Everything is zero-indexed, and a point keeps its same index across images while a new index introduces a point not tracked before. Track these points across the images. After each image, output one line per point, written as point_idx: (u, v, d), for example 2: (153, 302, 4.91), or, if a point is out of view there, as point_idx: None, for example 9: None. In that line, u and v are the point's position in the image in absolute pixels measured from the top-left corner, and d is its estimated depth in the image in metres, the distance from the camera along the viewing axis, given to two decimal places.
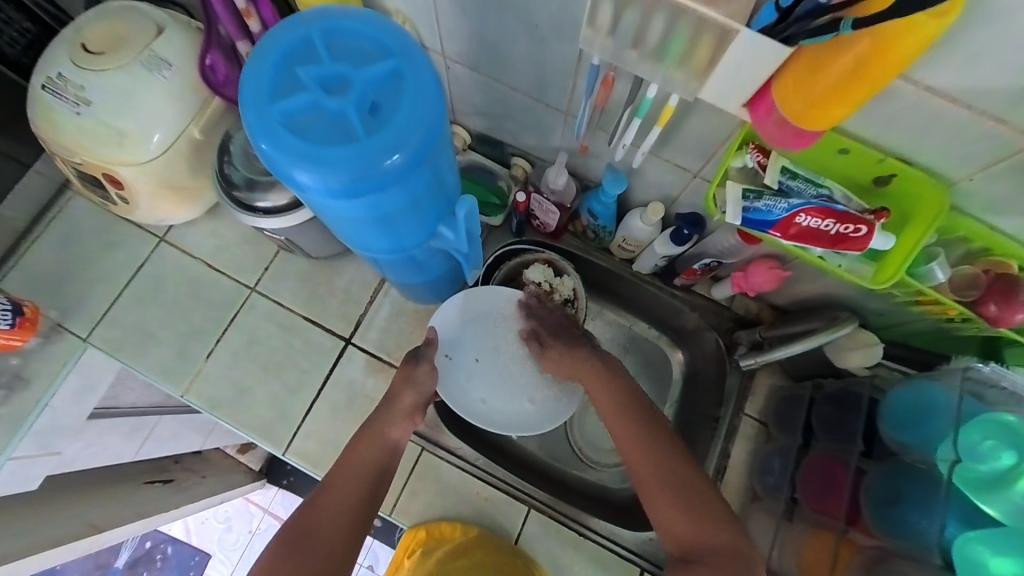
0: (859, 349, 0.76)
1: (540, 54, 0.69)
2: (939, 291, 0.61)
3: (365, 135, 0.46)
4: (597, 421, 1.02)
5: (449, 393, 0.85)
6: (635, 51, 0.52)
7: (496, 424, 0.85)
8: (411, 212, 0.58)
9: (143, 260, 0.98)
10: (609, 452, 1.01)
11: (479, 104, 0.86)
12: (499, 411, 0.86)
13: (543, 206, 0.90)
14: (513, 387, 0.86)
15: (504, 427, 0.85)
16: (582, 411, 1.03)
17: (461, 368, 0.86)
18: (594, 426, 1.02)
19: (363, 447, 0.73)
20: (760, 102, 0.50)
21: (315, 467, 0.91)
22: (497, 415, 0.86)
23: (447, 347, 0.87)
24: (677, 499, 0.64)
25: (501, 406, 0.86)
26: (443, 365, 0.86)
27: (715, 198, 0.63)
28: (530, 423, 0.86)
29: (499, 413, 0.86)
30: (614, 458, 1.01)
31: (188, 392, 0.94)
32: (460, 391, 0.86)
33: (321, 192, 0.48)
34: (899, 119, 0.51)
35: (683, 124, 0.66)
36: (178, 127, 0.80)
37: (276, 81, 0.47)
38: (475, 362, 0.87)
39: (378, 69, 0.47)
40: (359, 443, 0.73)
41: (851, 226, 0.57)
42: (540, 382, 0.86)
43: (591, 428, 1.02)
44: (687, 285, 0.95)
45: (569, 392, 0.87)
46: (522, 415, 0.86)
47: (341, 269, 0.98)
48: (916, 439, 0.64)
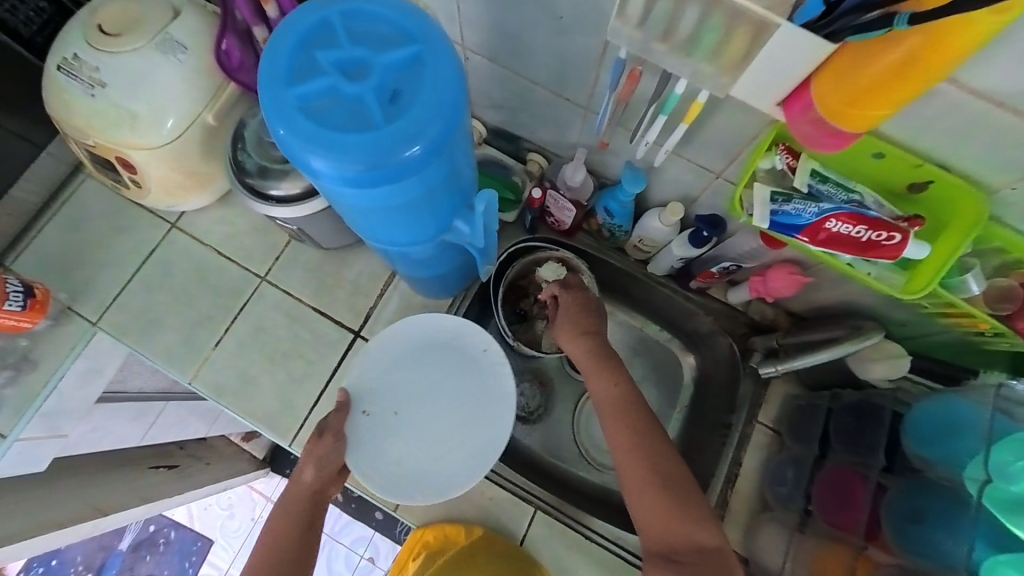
0: (885, 361, 0.74)
1: (562, 46, 0.67)
2: (972, 303, 0.59)
3: (383, 124, 0.44)
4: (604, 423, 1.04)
5: (365, 452, 0.80)
6: (663, 43, 0.49)
7: (415, 485, 0.81)
8: (425, 204, 0.56)
9: (154, 245, 0.97)
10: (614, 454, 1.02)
11: (496, 97, 0.84)
12: (417, 470, 0.81)
13: (558, 203, 0.88)
14: (437, 436, 0.82)
15: (424, 490, 0.81)
16: (589, 412, 1.05)
17: (379, 424, 0.82)
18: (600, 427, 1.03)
19: (289, 506, 0.73)
20: (796, 100, 0.48)
21: None
22: (416, 474, 0.81)
23: (362, 403, 0.82)
24: (658, 496, 0.67)
25: (421, 463, 0.81)
26: (357, 422, 0.81)
27: (741, 199, 0.61)
28: (453, 476, 0.81)
29: (420, 471, 0.81)
30: None
31: (195, 378, 0.93)
32: (379, 448, 0.81)
33: (335, 180, 0.47)
34: (942, 122, 0.49)
35: (708, 123, 0.64)
36: (191, 113, 0.79)
37: (292, 63, 0.45)
38: (394, 415, 0.82)
39: (399, 54, 0.45)
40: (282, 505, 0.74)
41: (884, 233, 0.54)
42: (462, 434, 0.82)
43: (598, 429, 1.04)
44: (702, 288, 0.93)
45: (488, 445, 0.82)
46: (444, 467, 0.81)
47: (351, 261, 0.97)
48: (942, 456, 0.62)
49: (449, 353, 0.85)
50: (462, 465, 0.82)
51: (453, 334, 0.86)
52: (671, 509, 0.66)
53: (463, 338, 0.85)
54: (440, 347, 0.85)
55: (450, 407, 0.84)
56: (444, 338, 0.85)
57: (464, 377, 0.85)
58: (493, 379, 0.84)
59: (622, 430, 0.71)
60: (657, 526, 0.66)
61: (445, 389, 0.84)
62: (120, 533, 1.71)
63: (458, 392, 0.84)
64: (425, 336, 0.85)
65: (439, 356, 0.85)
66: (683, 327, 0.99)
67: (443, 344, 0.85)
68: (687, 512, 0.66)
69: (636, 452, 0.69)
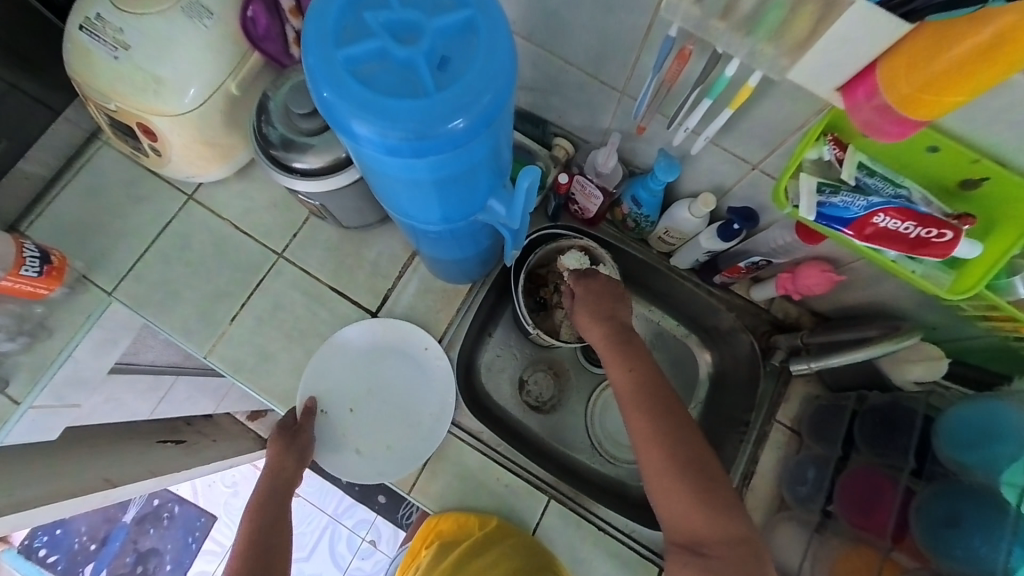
0: (921, 363, 0.72)
1: (605, 24, 0.65)
2: (1018, 307, 0.57)
3: (434, 92, 0.42)
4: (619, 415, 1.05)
5: (325, 448, 0.89)
6: (722, 21, 0.48)
7: (375, 469, 0.89)
8: (466, 179, 0.54)
9: (171, 216, 0.96)
10: (628, 448, 1.03)
11: (527, 78, 0.83)
12: (374, 458, 0.89)
13: (585, 188, 0.87)
14: (389, 427, 0.90)
15: (380, 476, 0.88)
16: (604, 405, 1.06)
17: (336, 421, 0.90)
18: (615, 420, 1.05)
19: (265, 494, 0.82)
20: (860, 84, 0.45)
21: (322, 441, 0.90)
22: (374, 463, 0.89)
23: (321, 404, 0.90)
24: (686, 491, 0.66)
25: (376, 452, 0.89)
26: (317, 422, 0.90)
27: (786, 189, 0.58)
28: (405, 460, 0.88)
29: (378, 457, 0.89)
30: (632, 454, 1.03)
31: (210, 353, 0.92)
32: (339, 441, 0.90)
33: (380, 149, 0.45)
34: (1010, 115, 0.47)
35: (752, 110, 0.62)
36: (216, 81, 0.77)
37: (339, 21, 0.43)
38: (349, 412, 0.91)
39: (451, 19, 0.43)
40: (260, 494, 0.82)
41: (934, 230, 0.52)
42: (413, 421, 0.90)
43: (612, 421, 1.05)
44: (725, 284, 0.92)
45: (434, 431, 0.89)
46: (397, 453, 0.89)
47: (371, 240, 0.96)
48: (976, 460, 0.61)
49: (398, 352, 0.93)
50: (413, 449, 0.89)
51: (397, 333, 0.92)
52: (698, 504, 0.65)
53: (410, 338, 0.92)
54: (388, 347, 0.92)
55: (402, 399, 0.91)
56: (391, 341, 0.92)
57: (411, 372, 0.92)
58: (439, 371, 0.91)
59: (644, 421, 0.70)
60: (683, 519, 0.66)
61: (395, 384, 0.92)
62: (125, 506, 1.72)
63: (408, 384, 0.92)
64: (375, 339, 0.92)
65: (389, 356, 0.92)
66: (703, 323, 0.98)
67: (392, 343, 0.92)
68: (716, 507, 0.65)
69: (659, 444, 0.68)
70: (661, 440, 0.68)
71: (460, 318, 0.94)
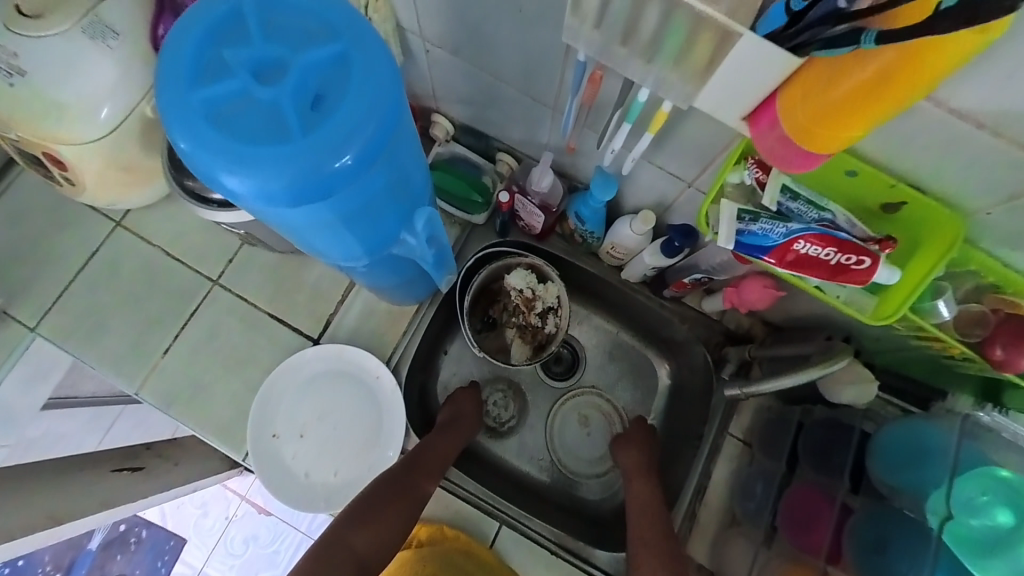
0: (853, 385, 0.70)
1: (526, 41, 0.62)
2: (942, 328, 0.56)
3: (302, 133, 0.39)
4: (578, 430, 0.98)
5: (271, 476, 0.85)
6: (624, 47, 0.45)
7: (321, 497, 0.85)
8: (367, 216, 0.51)
9: (98, 244, 0.91)
10: (591, 462, 0.97)
11: (462, 92, 0.80)
12: (320, 484, 0.86)
13: (527, 208, 0.85)
14: (339, 454, 0.87)
15: (326, 505, 0.84)
16: (563, 420, 0.98)
17: (286, 446, 0.86)
18: (575, 435, 0.98)
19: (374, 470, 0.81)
20: (764, 115, 0.43)
21: (268, 467, 0.85)
22: (320, 489, 0.85)
23: (272, 427, 0.87)
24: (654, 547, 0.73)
25: (324, 479, 0.86)
26: (266, 445, 0.86)
27: (707, 215, 0.57)
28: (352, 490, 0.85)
29: (325, 485, 0.86)
30: (596, 468, 0.97)
31: (143, 388, 0.88)
32: (286, 467, 0.86)
33: (253, 196, 0.41)
34: (919, 141, 0.45)
35: (677, 130, 0.60)
36: (128, 104, 0.74)
37: (198, 60, 0.40)
38: (304, 441, 0.87)
39: (320, 53, 0.40)
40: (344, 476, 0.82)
41: (853, 256, 0.51)
42: (362, 450, 0.87)
43: (573, 438, 0.98)
44: (676, 296, 0.91)
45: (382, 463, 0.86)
46: (344, 481, 0.86)
47: (311, 262, 0.92)
48: (909, 484, 0.59)
49: (352, 375, 0.89)
50: (359, 479, 0.85)
51: (351, 356, 0.88)
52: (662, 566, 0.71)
53: (365, 361, 0.88)
54: (344, 371, 0.89)
55: (352, 426, 0.88)
56: (345, 364, 0.89)
57: (363, 398, 0.88)
58: (391, 398, 0.88)
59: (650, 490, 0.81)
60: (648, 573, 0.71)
61: (347, 409, 0.88)
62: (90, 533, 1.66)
63: (361, 410, 0.88)
64: (330, 360, 0.89)
65: (343, 378, 0.89)
66: (658, 333, 0.96)
67: (350, 365, 0.89)
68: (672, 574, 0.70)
69: (648, 509, 0.78)
70: (650, 509, 0.78)
71: (408, 341, 0.91)
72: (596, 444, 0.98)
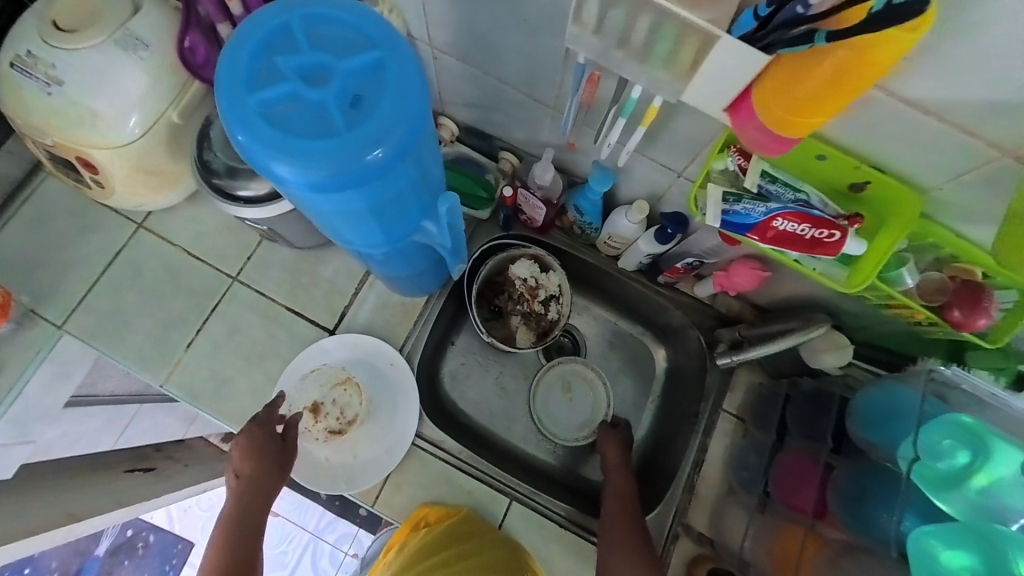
0: (832, 350, 0.78)
1: (529, 47, 0.68)
2: (908, 296, 0.63)
3: (345, 129, 0.45)
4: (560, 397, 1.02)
5: None
6: (620, 50, 0.51)
7: (338, 479, 0.88)
8: (395, 205, 0.57)
9: (120, 245, 0.96)
10: (572, 427, 1.01)
11: (468, 96, 0.86)
12: (336, 467, 0.89)
13: (529, 201, 0.91)
14: (354, 438, 0.90)
15: (344, 486, 0.88)
16: (546, 386, 1.02)
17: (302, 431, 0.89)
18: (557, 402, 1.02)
19: (255, 473, 0.78)
20: (742, 106, 0.50)
21: None
22: (337, 473, 0.89)
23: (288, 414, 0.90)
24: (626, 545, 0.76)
25: (340, 462, 0.89)
26: None
27: (697, 199, 0.64)
28: (368, 473, 0.89)
29: (341, 467, 0.89)
30: (574, 433, 1.01)
31: (167, 381, 0.92)
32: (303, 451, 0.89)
33: (299, 185, 0.47)
34: (877, 127, 0.52)
35: (668, 124, 0.66)
36: (156, 111, 0.78)
37: (252, 68, 0.45)
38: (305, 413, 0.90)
39: (360, 59, 0.45)
40: (241, 480, 0.77)
41: (825, 231, 0.58)
42: (376, 434, 0.90)
43: (556, 403, 1.02)
44: (670, 283, 0.97)
45: (397, 445, 0.90)
46: (361, 463, 0.89)
47: (326, 258, 0.97)
48: (882, 438, 0.65)
49: (366, 363, 0.93)
50: (376, 461, 0.89)
51: (366, 345, 0.94)
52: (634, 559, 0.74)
53: (379, 348, 0.93)
54: (359, 358, 0.93)
55: (366, 411, 0.91)
56: (361, 352, 0.93)
57: (377, 384, 0.93)
58: (404, 385, 0.93)
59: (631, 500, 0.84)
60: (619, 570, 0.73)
61: (359, 396, 0.91)
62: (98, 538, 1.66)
63: (375, 396, 0.92)
64: (346, 348, 0.93)
65: (358, 365, 0.93)
66: (656, 321, 1.03)
67: (365, 351, 0.93)
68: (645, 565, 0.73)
69: (628, 516, 0.81)
70: (626, 514, 0.81)
71: (420, 330, 0.96)
72: (580, 410, 1.01)
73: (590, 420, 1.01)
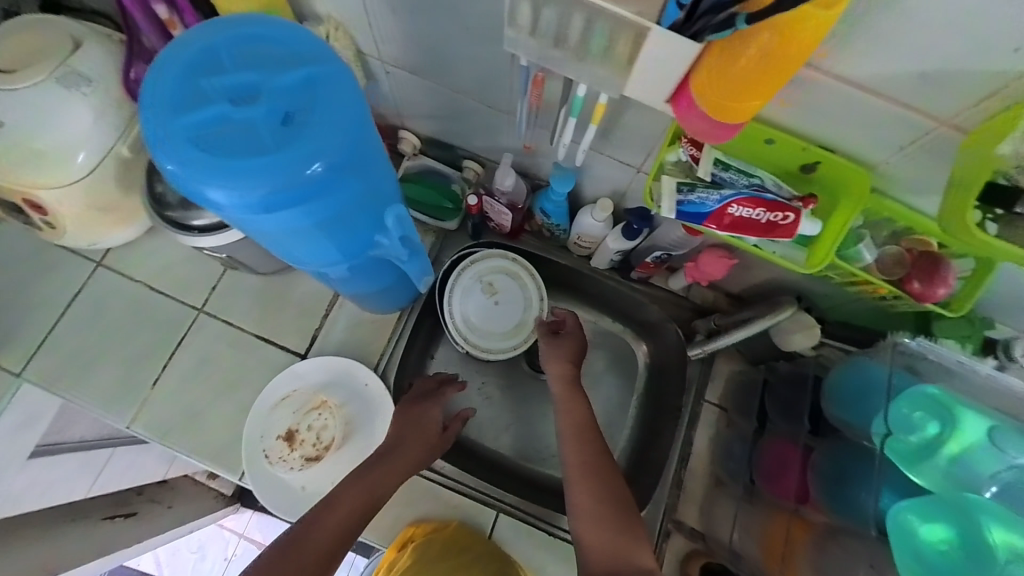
0: (800, 332, 0.78)
1: (477, 54, 0.68)
2: (869, 272, 0.63)
3: (278, 147, 0.44)
4: (472, 300, 0.92)
5: (268, 489, 0.85)
6: (558, 50, 0.51)
7: None
8: (345, 221, 0.56)
9: (80, 285, 0.93)
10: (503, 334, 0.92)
11: (425, 108, 0.86)
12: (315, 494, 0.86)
13: (495, 208, 0.90)
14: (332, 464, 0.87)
15: None
16: (466, 289, 0.92)
17: (278, 459, 0.87)
18: (477, 304, 0.91)
19: (423, 435, 0.81)
20: (681, 96, 0.50)
21: (262, 483, 0.86)
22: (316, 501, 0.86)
23: (261, 443, 0.87)
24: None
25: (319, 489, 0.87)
26: (256, 461, 0.86)
27: (652, 192, 0.64)
28: None
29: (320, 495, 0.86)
30: (508, 339, 0.92)
31: (135, 421, 0.88)
32: (280, 481, 0.86)
33: (238, 209, 0.46)
34: (818, 107, 0.53)
35: (621, 119, 0.66)
36: (105, 146, 0.76)
37: (177, 93, 0.44)
38: (279, 442, 0.87)
39: (289, 76, 0.45)
40: (399, 437, 0.79)
41: (779, 213, 0.58)
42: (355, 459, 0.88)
43: (478, 306, 0.92)
44: (644, 278, 0.96)
45: None
46: None
47: (293, 281, 0.95)
48: (855, 416, 0.64)
49: (340, 385, 0.90)
50: None
51: (339, 367, 0.91)
52: None
53: (352, 369, 0.91)
54: (334, 380, 0.90)
55: (341, 435, 0.88)
56: (336, 374, 0.91)
57: (352, 407, 0.90)
58: (379, 406, 0.89)
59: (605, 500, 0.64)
60: None
61: (335, 420, 0.89)
62: None
63: (350, 419, 0.89)
64: (320, 371, 0.90)
65: (331, 388, 0.90)
66: (634, 317, 1.00)
67: (338, 373, 0.90)
68: None
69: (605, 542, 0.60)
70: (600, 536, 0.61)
71: (394, 346, 0.94)
72: (506, 311, 0.92)
73: (520, 322, 0.92)
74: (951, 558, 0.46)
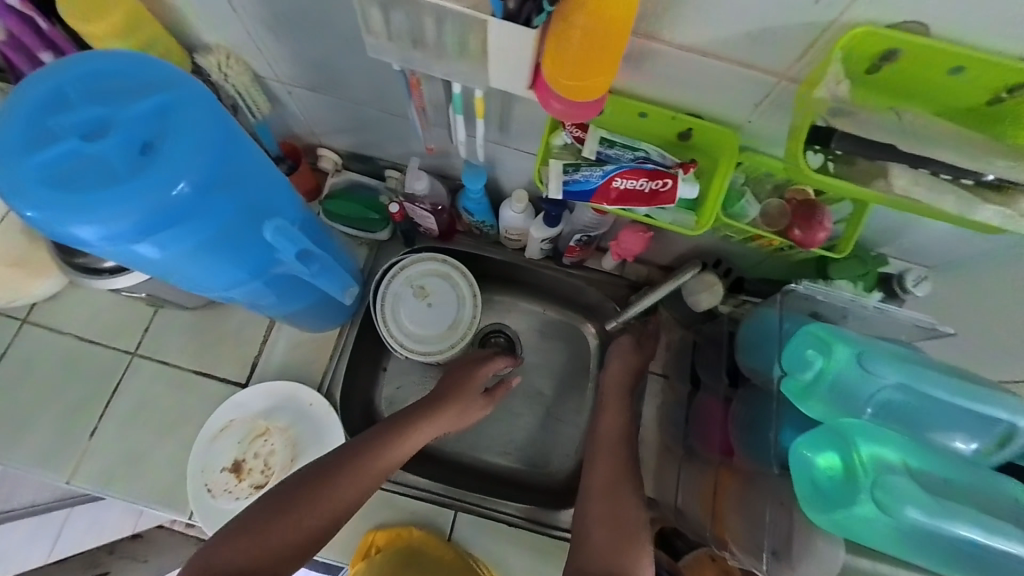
0: (706, 291, 0.83)
1: (364, 64, 0.69)
2: (758, 227, 0.66)
3: (134, 176, 0.45)
4: (404, 307, 0.93)
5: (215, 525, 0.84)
6: (419, 51, 0.53)
7: None
8: (232, 241, 0.56)
9: (6, 345, 0.91)
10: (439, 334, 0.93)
11: (335, 123, 0.87)
12: None
13: (418, 213, 0.90)
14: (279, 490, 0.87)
15: None
16: (396, 297, 0.93)
17: (225, 492, 0.86)
18: (410, 310, 0.93)
19: (447, 410, 0.81)
20: (539, 82, 0.52)
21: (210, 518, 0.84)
22: None
23: (205, 478, 0.86)
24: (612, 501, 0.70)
25: None
26: (201, 497, 0.85)
27: (542, 174, 0.66)
28: None
29: None
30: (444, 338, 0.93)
31: (75, 476, 0.86)
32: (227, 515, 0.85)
33: (106, 241, 0.46)
34: (673, 76, 0.56)
35: (511, 110, 0.69)
36: None
37: (25, 135, 0.44)
38: (225, 473, 0.87)
39: (141, 106, 0.46)
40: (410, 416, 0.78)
41: (659, 181, 0.61)
42: None
43: (413, 312, 0.93)
44: (578, 262, 0.99)
45: None
46: None
47: (227, 312, 0.95)
48: (762, 364, 0.67)
49: (282, 409, 0.90)
50: None
51: (279, 392, 0.91)
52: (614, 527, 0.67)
53: (292, 392, 0.90)
54: (276, 405, 0.90)
55: (288, 459, 0.88)
56: (276, 399, 0.90)
57: (296, 430, 0.89)
58: (322, 425, 0.89)
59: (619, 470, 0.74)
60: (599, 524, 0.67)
61: (280, 444, 0.89)
62: None
63: (295, 442, 0.89)
64: (260, 398, 0.90)
65: (273, 413, 0.90)
66: (578, 301, 1.04)
67: (279, 398, 0.90)
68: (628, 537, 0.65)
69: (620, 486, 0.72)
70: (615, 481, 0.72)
71: (336, 362, 0.94)
72: (439, 313, 0.94)
73: (455, 320, 0.94)
74: (839, 481, 0.48)
